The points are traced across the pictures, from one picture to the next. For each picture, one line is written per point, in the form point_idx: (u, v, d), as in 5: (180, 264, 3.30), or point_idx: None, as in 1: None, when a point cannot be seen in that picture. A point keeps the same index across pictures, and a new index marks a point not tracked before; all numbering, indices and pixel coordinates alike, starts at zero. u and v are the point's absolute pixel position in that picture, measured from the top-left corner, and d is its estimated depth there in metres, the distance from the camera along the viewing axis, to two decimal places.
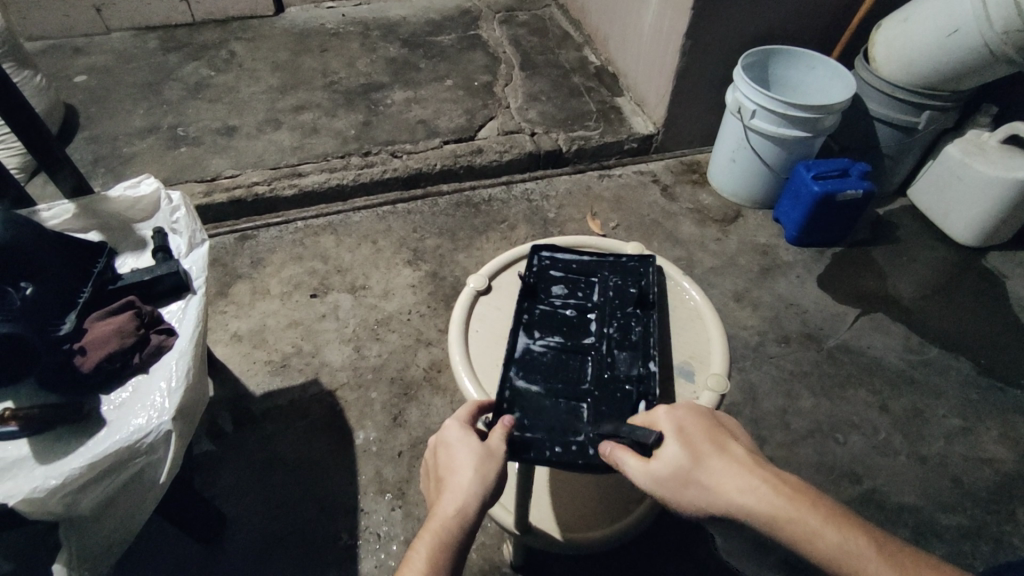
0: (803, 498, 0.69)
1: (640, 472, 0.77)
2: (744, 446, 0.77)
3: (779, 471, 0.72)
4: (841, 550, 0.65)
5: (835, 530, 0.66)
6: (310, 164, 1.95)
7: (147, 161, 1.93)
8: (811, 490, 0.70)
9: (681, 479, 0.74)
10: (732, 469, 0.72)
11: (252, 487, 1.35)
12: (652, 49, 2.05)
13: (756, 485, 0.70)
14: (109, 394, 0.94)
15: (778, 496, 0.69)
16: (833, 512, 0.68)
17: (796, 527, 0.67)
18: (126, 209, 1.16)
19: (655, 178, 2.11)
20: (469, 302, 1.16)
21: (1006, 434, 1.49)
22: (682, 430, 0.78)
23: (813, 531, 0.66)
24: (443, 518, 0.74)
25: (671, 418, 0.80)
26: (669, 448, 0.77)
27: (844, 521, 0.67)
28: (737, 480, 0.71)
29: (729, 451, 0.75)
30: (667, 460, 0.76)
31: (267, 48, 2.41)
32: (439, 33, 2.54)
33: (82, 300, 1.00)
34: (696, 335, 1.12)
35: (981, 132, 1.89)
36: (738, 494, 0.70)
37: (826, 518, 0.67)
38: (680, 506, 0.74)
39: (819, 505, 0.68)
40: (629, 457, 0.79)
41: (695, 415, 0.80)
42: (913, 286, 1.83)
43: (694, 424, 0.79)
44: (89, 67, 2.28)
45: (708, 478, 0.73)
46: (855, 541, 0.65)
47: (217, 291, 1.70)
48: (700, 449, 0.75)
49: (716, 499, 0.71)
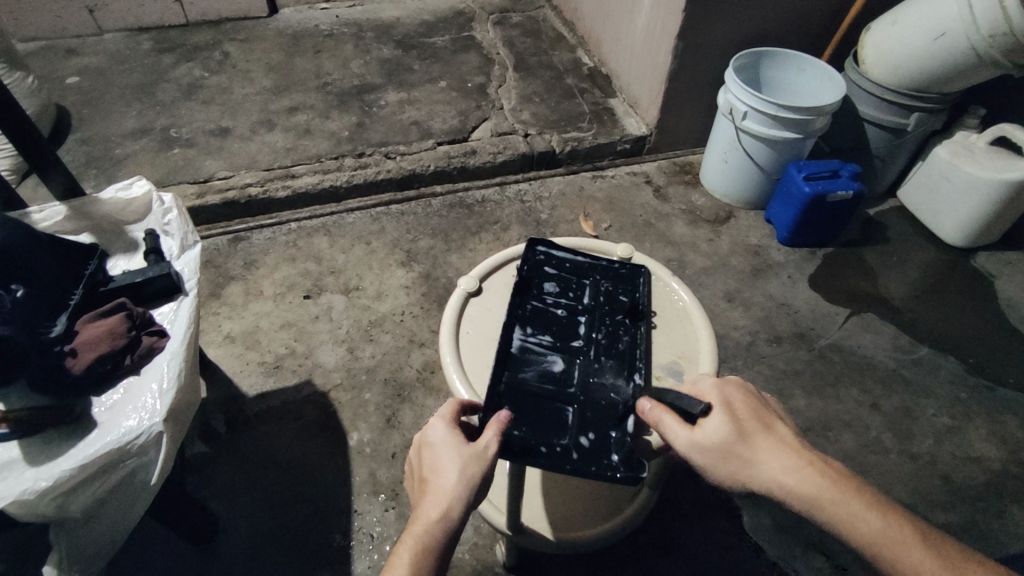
0: (849, 484, 0.73)
1: (683, 438, 0.80)
2: (788, 428, 0.80)
3: (824, 458, 0.76)
4: (883, 535, 0.70)
5: (879, 517, 0.71)
6: (304, 165, 1.95)
7: (139, 163, 1.93)
8: (853, 476, 0.75)
9: (725, 452, 0.77)
10: (779, 449, 0.76)
11: (246, 488, 1.35)
12: (645, 50, 2.06)
13: (802, 467, 0.74)
14: (101, 396, 0.94)
15: (825, 479, 0.73)
16: (877, 501, 0.73)
17: (840, 510, 0.71)
18: (118, 211, 1.16)
19: (648, 180, 2.12)
20: (460, 302, 1.17)
21: (994, 432, 1.50)
22: (730, 405, 0.80)
23: (858, 516, 0.71)
24: (426, 522, 0.75)
25: (719, 392, 0.82)
26: (715, 420, 0.79)
27: (885, 510, 0.72)
28: (783, 461, 0.75)
29: (776, 432, 0.78)
30: (713, 432, 0.78)
31: (261, 50, 2.41)
32: (432, 34, 2.55)
33: (73, 302, 1.00)
34: (684, 335, 1.13)
35: (969, 134, 1.90)
36: (784, 474, 0.74)
37: (868, 504, 0.72)
38: (719, 476, 0.77)
39: (864, 493, 0.73)
40: (673, 422, 0.82)
41: (742, 393, 0.82)
42: (903, 286, 1.85)
43: (741, 400, 0.81)
44: (81, 69, 2.28)
45: (755, 454, 0.76)
46: (896, 528, 0.70)
47: (209, 293, 1.70)
48: (748, 426, 0.78)
49: (760, 475, 0.75)
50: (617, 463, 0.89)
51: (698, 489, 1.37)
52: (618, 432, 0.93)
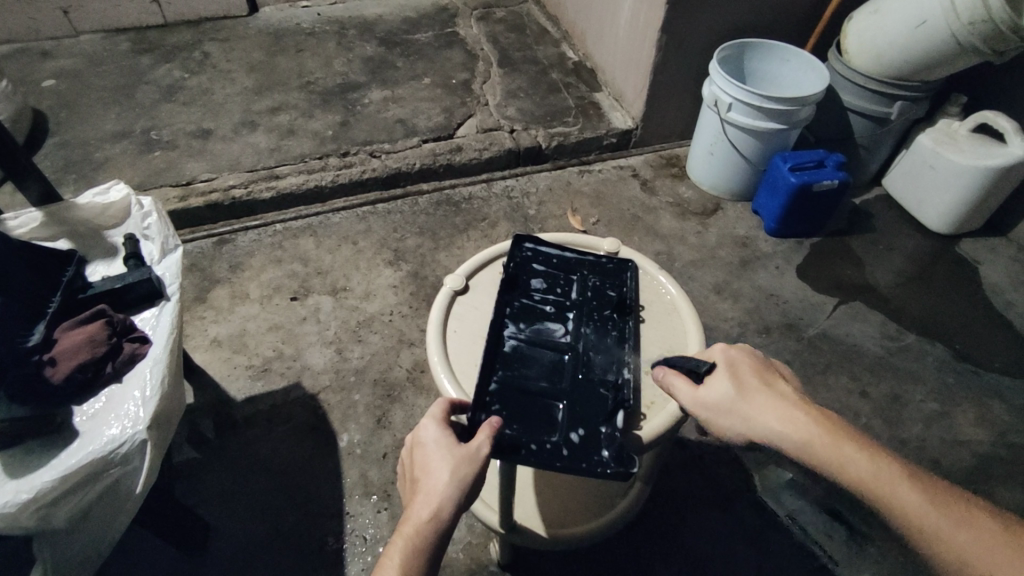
0: (840, 430, 0.75)
1: (689, 397, 0.85)
2: (791, 386, 0.83)
3: (823, 409, 0.78)
4: (870, 474, 0.71)
5: (867, 457, 0.72)
6: (288, 165, 1.93)
7: (119, 166, 1.90)
8: (849, 425, 0.76)
9: (725, 408, 0.81)
10: (776, 401, 0.79)
11: (235, 495, 1.34)
12: (629, 43, 2.06)
13: (796, 416, 0.77)
14: (83, 404, 0.92)
15: (817, 425, 0.75)
16: (867, 444, 0.74)
17: (830, 451, 0.73)
18: (96, 216, 1.14)
19: (635, 173, 2.12)
20: (446, 301, 1.15)
21: (981, 416, 1.52)
22: (733, 366, 0.85)
23: (847, 457, 0.72)
24: (416, 523, 0.75)
25: (724, 354, 0.86)
26: (718, 379, 0.84)
27: (875, 451, 0.73)
28: (779, 412, 0.78)
29: (776, 388, 0.81)
30: (716, 390, 0.83)
31: (242, 49, 2.38)
32: (415, 31, 2.53)
33: (51, 309, 0.99)
34: (673, 327, 1.12)
35: (951, 122, 1.91)
36: (779, 423, 0.77)
37: (858, 446, 0.73)
38: (722, 430, 0.81)
39: (856, 438, 0.74)
40: (681, 383, 0.87)
41: (747, 355, 0.86)
42: (889, 274, 1.86)
43: (746, 361, 0.85)
44: (58, 71, 2.24)
45: (753, 407, 0.79)
46: (884, 467, 0.71)
47: (195, 297, 1.68)
48: (748, 383, 0.82)
49: (757, 427, 0.78)
50: (607, 459, 0.89)
51: (690, 482, 1.37)
52: (608, 428, 0.93)
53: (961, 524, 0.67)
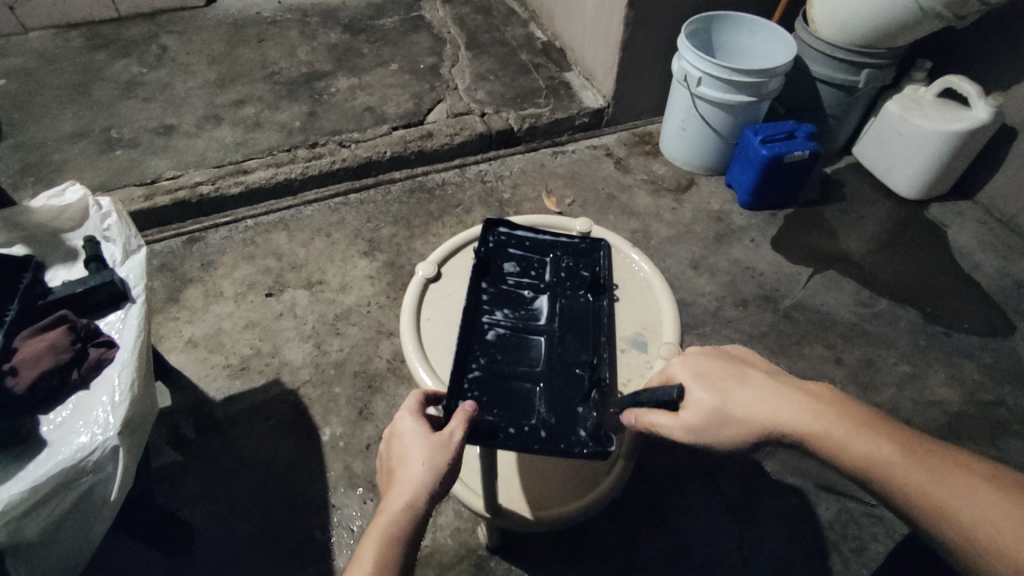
0: (831, 409, 0.75)
1: (677, 425, 0.82)
2: (763, 371, 0.83)
3: (802, 387, 0.79)
4: (868, 457, 0.71)
5: (861, 437, 0.72)
6: (256, 159, 1.88)
7: (80, 167, 1.84)
8: (839, 400, 0.77)
9: (715, 421, 0.79)
10: (759, 396, 0.78)
11: (218, 495, 1.32)
12: (597, 21, 2.03)
13: (788, 405, 0.77)
14: (49, 413, 0.90)
15: (807, 411, 0.75)
16: (859, 420, 0.74)
17: (829, 440, 0.73)
18: (52, 220, 1.10)
19: (608, 152, 2.11)
20: (419, 289, 1.14)
21: (952, 376, 1.56)
22: (701, 374, 0.83)
23: (842, 442, 0.73)
24: (390, 513, 0.74)
25: (687, 367, 0.85)
26: (695, 396, 0.82)
27: (869, 429, 0.73)
28: (768, 404, 0.77)
29: (752, 381, 0.81)
30: (699, 404, 0.81)
31: (201, 41, 2.31)
32: (380, 16, 2.47)
33: (9, 317, 0.97)
34: (648, 305, 1.12)
35: (917, 88, 1.93)
36: (773, 414, 0.77)
37: (853, 426, 0.73)
38: (719, 444, 0.80)
39: (849, 417, 0.74)
40: (660, 416, 0.83)
41: (706, 358, 0.86)
42: (862, 241, 1.88)
43: (711, 367, 0.84)
44: (7, 70, 2.15)
45: (743, 410, 0.78)
46: (880, 445, 0.71)
47: (167, 298, 1.64)
48: (725, 387, 0.81)
49: (755, 427, 0.77)
50: (585, 438, 0.89)
51: (673, 457, 1.39)
52: (585, 407, 0.93)
53: (959, 491, 0.66)
